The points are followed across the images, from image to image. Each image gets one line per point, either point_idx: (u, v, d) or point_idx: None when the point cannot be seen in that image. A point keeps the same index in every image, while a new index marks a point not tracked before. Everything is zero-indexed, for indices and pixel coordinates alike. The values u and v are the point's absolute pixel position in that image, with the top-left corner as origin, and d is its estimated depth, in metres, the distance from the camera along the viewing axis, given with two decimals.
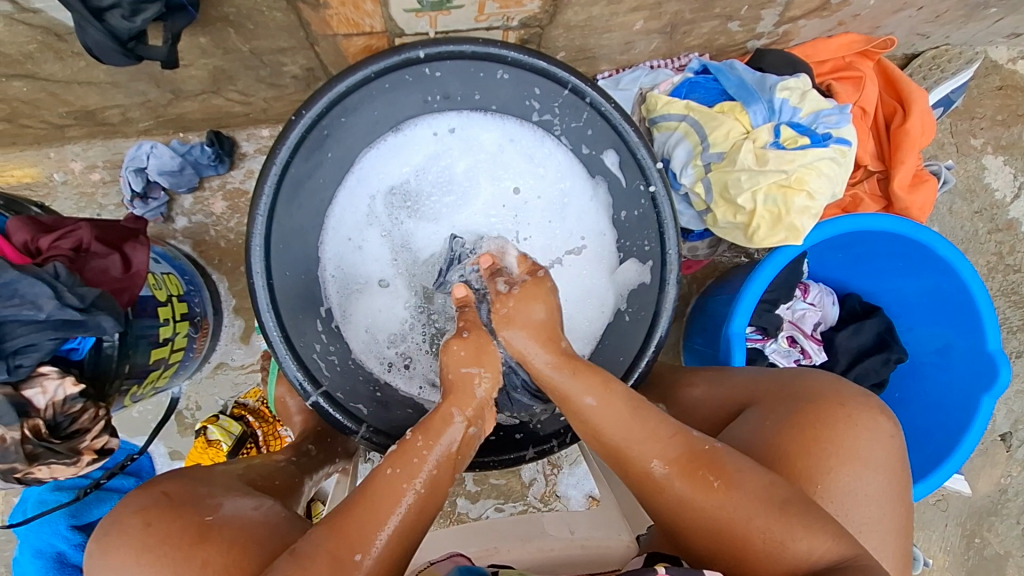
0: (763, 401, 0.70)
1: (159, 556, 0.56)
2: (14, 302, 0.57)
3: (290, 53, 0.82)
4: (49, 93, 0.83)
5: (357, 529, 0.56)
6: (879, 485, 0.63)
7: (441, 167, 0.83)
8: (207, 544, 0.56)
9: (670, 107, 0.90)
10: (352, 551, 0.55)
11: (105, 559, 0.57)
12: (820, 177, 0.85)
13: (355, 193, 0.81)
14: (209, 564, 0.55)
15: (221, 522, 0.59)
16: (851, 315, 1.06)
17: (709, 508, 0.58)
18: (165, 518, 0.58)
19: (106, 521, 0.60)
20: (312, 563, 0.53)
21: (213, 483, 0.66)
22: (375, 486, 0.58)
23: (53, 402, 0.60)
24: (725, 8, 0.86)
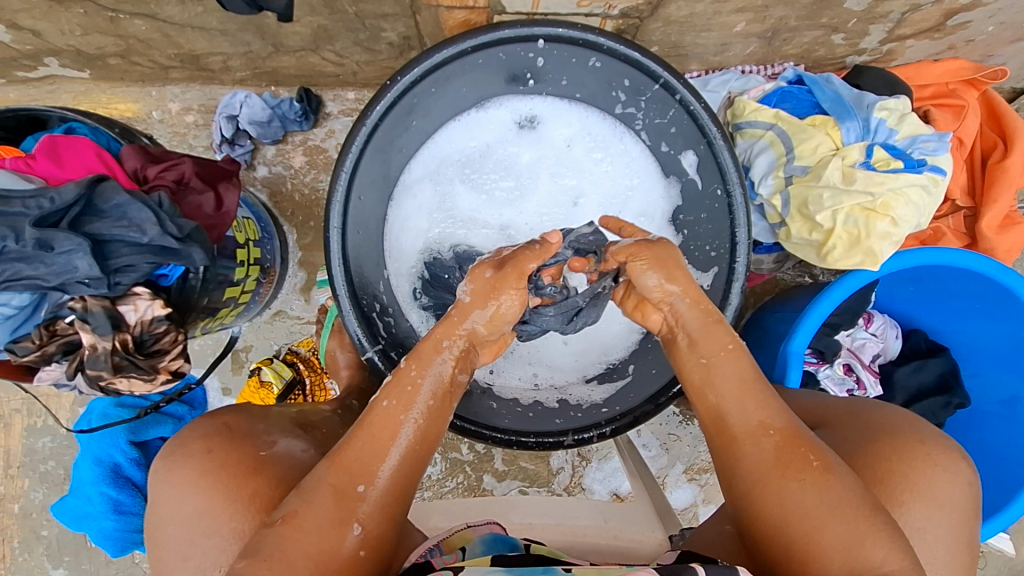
0: (835, 425, 0.67)
1: (215, 481, 0.58)
2: (123, 223, 0.61)
3: (391, 19, 0.85)
4: (164, 34, 0.88)
5: (357, 461, 0.55)
6: (950, 527, 0.60)
7: (512, 143, 0.87)
8: (260, 476, 0.59)
9: (758, 114, 0.88)
10: (355, 483, 0.55)
11: (168, 475, 0.60)
12: (907, 205, 0.82)
13: (428, 159, 0.86)
14: (257, 497, 0.57)
15: (274, 458, 0.61)
16: (914, 352, 1.02)
17: (790, 491, 0.55)
18: (225, 446, 0.61)
19: (174, 442, 0.63)
20: (316, 497, 0.53)
21: (270, 420, 0.69)
22: (370, 417, 0.58)
23: (142, 320, 0.65)
24: (833, 18, 0.83)
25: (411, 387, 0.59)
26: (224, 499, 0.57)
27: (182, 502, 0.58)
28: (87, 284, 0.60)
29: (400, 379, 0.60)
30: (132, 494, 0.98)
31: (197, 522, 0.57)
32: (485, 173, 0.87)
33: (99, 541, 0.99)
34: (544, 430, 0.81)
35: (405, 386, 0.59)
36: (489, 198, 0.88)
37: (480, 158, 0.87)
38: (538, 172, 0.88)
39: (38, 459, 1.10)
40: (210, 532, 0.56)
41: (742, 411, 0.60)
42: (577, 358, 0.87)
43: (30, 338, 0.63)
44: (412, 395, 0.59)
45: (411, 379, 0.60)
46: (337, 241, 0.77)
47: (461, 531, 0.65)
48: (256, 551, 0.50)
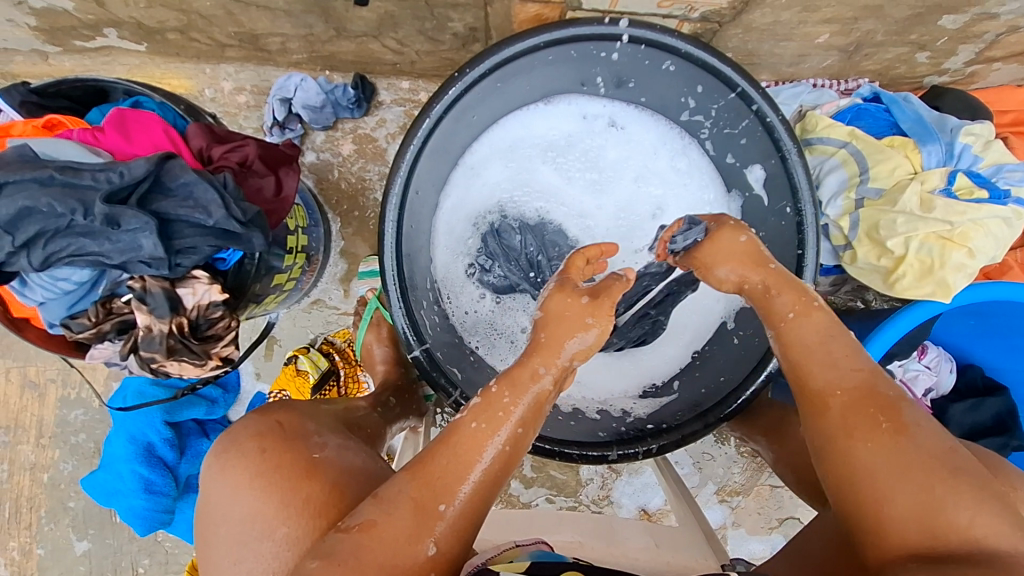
0: None
1: (271, 483, 0.56)
2: (189, 204, 0.59)
3: (462, 9, 0.83)
4: (227, 12, 0.86)
5: (441, 477, 0.53)
6: None
7: (596, 140, 0.88)
8: (314, 480, 0.56)
9: (832, 130, 0.84)
10: (436, 500, 0.52)
11: (221, 474, 0.59)
12: (986, 237, 0.79)
13: (505, 148, 0.87)
14: (310, 501, 0.55)
15: (327, 461, 0.59)
16: (969, 388, 0.98)
17: (865, 448, 0.52)
18: (279, 448, 0.59)
19: (226, 439, 0.62)
20: (396, 508, 0.51)
21: (320, 419, 0.67)
22: (459, 436, 0.55)
23: (199, 304, 0.63)
24: (922, 35, 0.80)
25: (502, 412, 0.56)
26: (279, 503, 0.55)
27: (236, 503, 0.56)
28: (148, 265, 0.59)
29: (491, 403, 0.57)
30: (163, 474, 0.97)
31: (252, 525, 0.54)
32: (571, 165, 0.89)
33: (129, 520, 0.98)
34: (587, 442, 0.77)
35: (496, 408, 0.56)
36: (570, 191, 0.90)
37: (562, 151, 0.88)
38: (620, 172, 0.88)
39: (69, 431, 1.10)
40: (264, 536, 0.54)
41: (825, 369, 0.56)
42: (618, 373, 0.86)
43: (87, 315, 0.62)
44: (501, 418, 0.56)
45: (502, 405, 0.57)
46: (393, 234, 0.74)
47: (508, 550, 0.62)
48: (330, 553, 0.49)
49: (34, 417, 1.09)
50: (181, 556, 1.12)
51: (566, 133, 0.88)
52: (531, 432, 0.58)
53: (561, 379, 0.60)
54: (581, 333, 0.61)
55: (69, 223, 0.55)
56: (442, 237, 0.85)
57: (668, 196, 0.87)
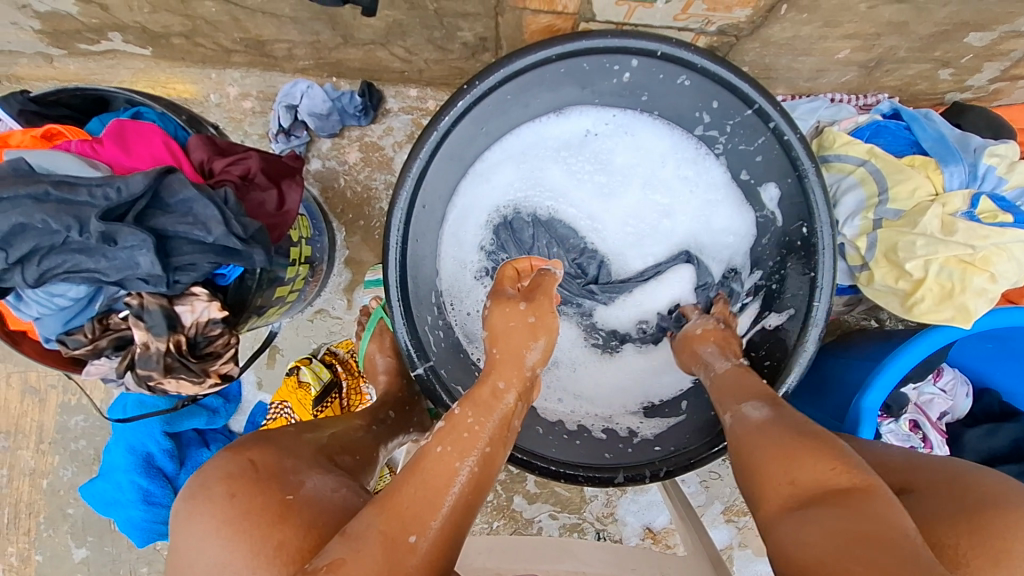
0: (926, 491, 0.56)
1: (238, 530, 0.51)
2: (188, 220, 0.57)
3: (472, 19, 0.81)
4: (233, 18, 0.85)
5: (409, 508, 0.50)
6: None
7: (609, 147, 0.84)
8: (287, 524, 0.51)
9: (851, 148, 0.82)
10: (406, 532, 0.48)
11: (188, 521, 0.53)
12: (1009, 261, 0.76)
13: (513, 156, 0.83)
14: (283, 547, 0.50)
15: (302, 502, 0.54)
16: (986, 414, 0.96)
17: (747, 439, 0.59)
18: (249, 490, 0.53)
19: (195, 481, 0.56)
20: (364, 545, 0.47)
21: (296, 452, 0.62)
22: (425, 464, 0.53)
23: (197, 321, 0.62)
24: (947, 52, 0.78)
25: (468, 433, 0.55)
26: (249, 552, 0.49)
27: (203, 551, 0.51)
28: (146, 282, 0.57)
29: (457, 429, 0.56)
30: (162, 485, 0.96)
31: (221, 575, 0.49)
32: (588, 175, 0.86)
33: (127, 530, 0.97)
34: (592, 464, 0.75)
35: (460, 432, 0.55)
36: (579, 197, 0.86)
37: (571, 157, 0.85)
38: (630, 179, 0.85)
39: (69, 437, 1.09)
40: None
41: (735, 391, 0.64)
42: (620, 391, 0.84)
43: (83, 331, 0.61)
44: (466, 441, 0.55)
45: (468, 427, 0.56)
46: (397, 251, 0.73)
47: None
48: None
49: (34, 422, 1.08)
50: None
51: (577, 140, 0.84)
52: (500, 453, 0.57)
53: (526, 395, 0.61)
54: (535, 342, 0.62)
55: (64, 240, 0.54)
56: (448, 247, 0.82)
57: (678, 207, 0.85)
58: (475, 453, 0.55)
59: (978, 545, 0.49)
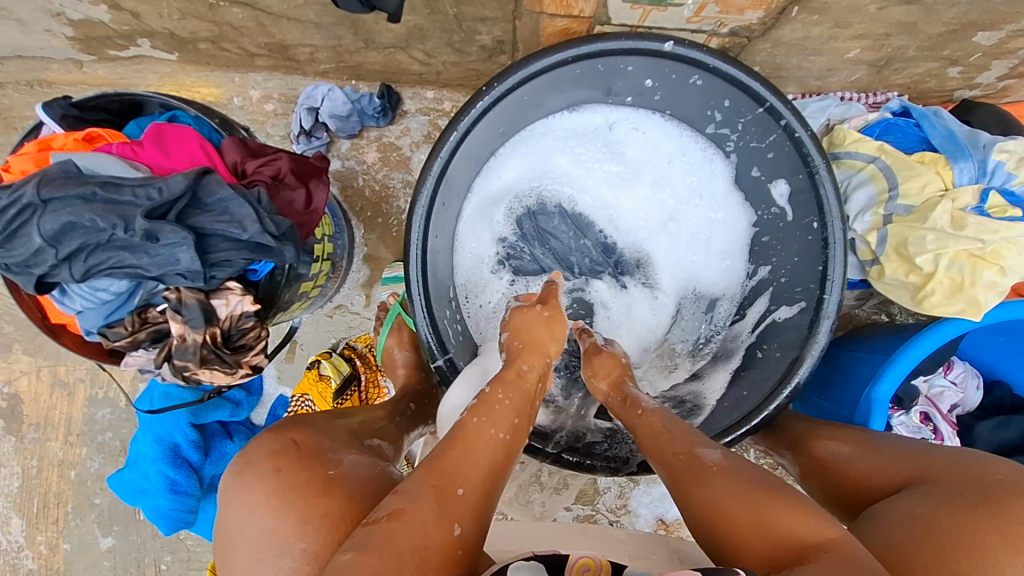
0: (925, 481, 0.59)
1: (285, 502, 0.56)
2: (224, 219, 0.60)
3: (490, 23, 0.83)
4: (258, 23, 0.88)
5: (455, 467, 0.56)
6: None
7: (621, 144, 0.88)
8: (330, 496, 0.56)
9: (861, 145, 0.84)
10: (453, 485, 0.54)
11: (238, 494, 0.58)
12: (1019, 255, 0.78)
13: (530, 152, 0.87)
14: (327, 517, 0.55)
15: (342, 477, 0.59)
16: (996, 406, 0.97)
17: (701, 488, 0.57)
18: (294, 466, 0.59)
19: (240, 461, 0.61)
20: (418, 496, 0.52)
21: (333, 435, 0.67)
22: (463, 434, 0.59)
23: (231, 314, 0.65)
24: (956, 51, 0.79)
25: (499, 405, 0.62)
26: (296, 520, 0.54)
27: (252, 522, 0.56)
28: (184, 277, 0.60)
29: (489, 403, 0.62)
30: (188, 475, 0.99)
31: (269, 543, 0.55)
32: (599, 166, 0.90)
33: (154, 518, 1.00)
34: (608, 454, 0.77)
35: (493, 404, 0.62)
36: (591, 188, 0.92)
37: (587, 151, 0.89)
38: (640, 173, 0.89)
39: (96, 429, 1.12)
40: (283, 552, 0.53)
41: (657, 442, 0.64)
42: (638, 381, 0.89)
43: (123, 324, 0.64)
44: (498, 411, 0.62)
45: (495, 400, 0.63)
46: (420, 248, 0.76)
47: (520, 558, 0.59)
48: (365, 544, 0.48)
49: (63, 415, 1.12)
50: (202, 555, 1.14)
51: (591, 136, 0.88)
52: (526, 423, 0.64)
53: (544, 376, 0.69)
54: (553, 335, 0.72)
55: (110, 237, 0.57)
56: (467, 240, 0.86)
57: (689, 203, 0.88)
58: (509, 424, 0.62)
59: (996, 528, 0.50)
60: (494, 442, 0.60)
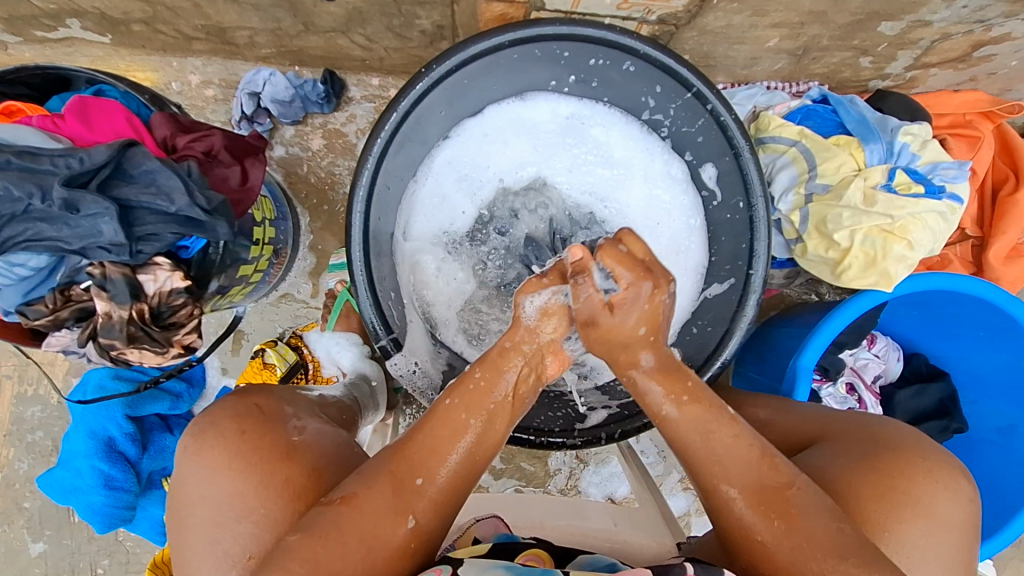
0: (833, 439, 0.66)
1: (246, 465, 0.56)
2: (151, 190, 0.59)
3: (428, 6, 0.84)
4: (194, 4, 0.87)
5: (419, 453, 0.54)
6: (946, 547, 0.58)
7: (595, 140, 0.88)
8: (294, 462, 0.57)
9: (783, 130, 0.89)
10: (413, 475, 0.53)
11: (198, 456, 0.58)
12: (924, 230, 0.84)
13: (498, 142, 0.88)
14: (290, 482, 0.56)
15: (305, 445, 0.59)
16: (914, 375, 1.03)
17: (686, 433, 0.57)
18: (259, 429, 0.59)
19: (203, 419, 0.60)
20: (375, 482, 0.52)
21: (299, 403, 0.66)
22: (434, 415, 0.55)
23: (161, 291, 0.64)
24: (864, 40, 0.85)
25: (476, 388, 0.56)
26: (258, 483, 0.55)
27: (214, 485, 0.56)
28: (108, 250, 0.59)
29: (466, 383, 0.56)
30: (124, 470, 0.95)
31: (229, 506, 0.55)
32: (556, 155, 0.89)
33: (87, 516, 0.97)
34: (545, 428, 0.73)
35: (469, 385, 0.56)
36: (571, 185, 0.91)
37: (560, 147, 0.89)
38: (624, 172, 0.88)
39: (26, 428, 1.07)
40: (242, 516, 0.54)
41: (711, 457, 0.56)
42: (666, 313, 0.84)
43: (44, 302, 0.62)
44: (473, 393, 0.56)
45: (477, 381, 0.56)
46: (360, 225, 0.75)
47: (468, 528, 0.66)
48: (311, 526, 0.50)
49: None
50: (142, 555, 1.10)
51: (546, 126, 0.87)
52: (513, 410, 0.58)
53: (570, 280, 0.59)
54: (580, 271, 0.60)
55: (27, 208, 0.56)
56: (434, 226, 0.87)
57: (665, 202, 0.86)
58: (485, 409, 0.56)
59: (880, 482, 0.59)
60: (464, 429, 0.55)
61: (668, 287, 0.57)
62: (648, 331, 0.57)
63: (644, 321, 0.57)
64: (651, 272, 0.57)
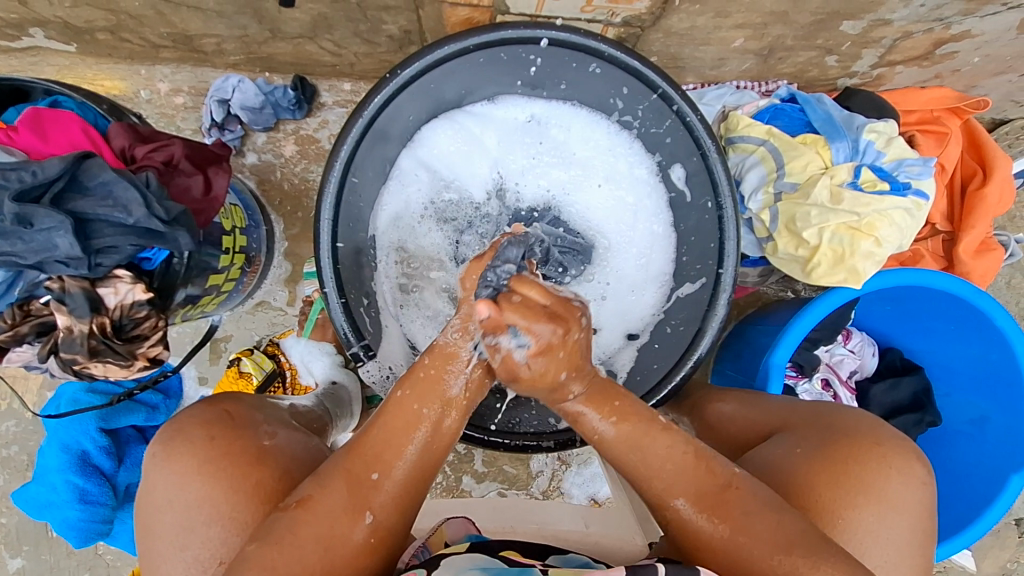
0: (795, 428, 0.67)
1: (216, 469, 0.56)
2: (108, 203, 0.59)
3: (393, 12, 0.84)
4: (157, 12, 0.86)
5: (373, 449, 0.53)
6: (903, 529, 0.59)
7: (558, 141, 0.83)
8: (266, 466, 0.56)
9: (751, 129, 0.89)
10: (368, 470, 0.52)
11: (160, 466, 0.57)
12: (891, 227, 0.84)
13: (461, 145, 0.82)
14: (261, 485, 0.55)
15: (276, 448, 0.59)
16: (889, 369, 1.04)
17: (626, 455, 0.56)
18: (227, 434, 0.58)
19: (171, 426, 0.59)
20: (330, 482, 0.52)
21: (269, 411, 0.65)
22: (387, 408, 0.54)
23: (122, 304, 0.63)
24: (828, 40, 0.86)
25: (427, 377, 0.54)
26: (228, 488, 0.55)
27: (182, 489, 0.56)
28: (66, 264, 0.58)
29: (416, 371, 0.55)
30: (99, 483, 0.94)
31: (199, 509, 0.55)
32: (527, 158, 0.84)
33: (63, 531, 0.95)
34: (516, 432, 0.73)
35: (419, 375, 0.54)
36: (534, 188, 0.84)
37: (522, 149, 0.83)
38: (587, 173, 0.83)
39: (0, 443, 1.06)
40: (213, 520, 0.54)
41: (656, 461, 0.56)
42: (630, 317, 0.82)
43: (2, 317, 0.61)
44: (425, 382, 0.54)
45: (427, 369, 0.55)
46: (328, 231, 0.73)
47: (438, 529, 0.65)
48: (266, 534, 0.50)
49: None
50: (123, 569, 1.08)
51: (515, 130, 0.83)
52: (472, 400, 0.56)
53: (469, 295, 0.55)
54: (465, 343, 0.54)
55: None
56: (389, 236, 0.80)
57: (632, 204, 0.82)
58: (439, 399, 0.54)
59: (834, 468, 0.60)
60: (418, 421, 0.54)
61: (581, 327, 0.51)
62: (568, 371, 0.52)
63: (566, 366, 0.52)
64: (563, 317, 0.51)
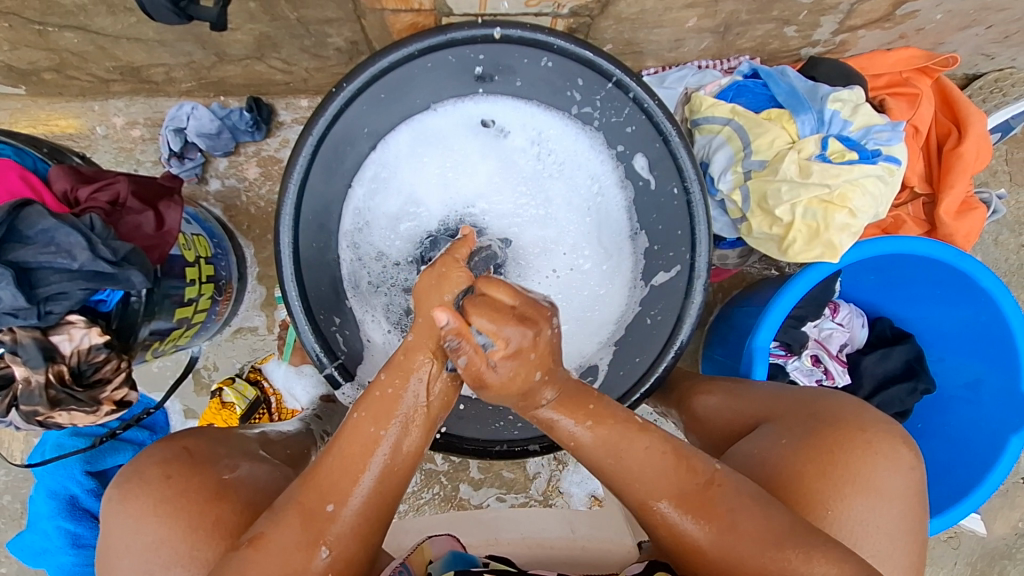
0: (779, 418, 0.65)
1: (176, 509, 0.54)
2: (50, 249, 0.58)
3: (336, 24, 0.83)
4: (98, 47, 0.84)
5: (329, 478, 0.51)
6: (892, 517, 0.58)
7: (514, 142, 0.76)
8: (225, 501, 0.55)
9: (715, 109, 0.87)
10: (323, 501, 0.51)
11: (123, 506, 0.56)
12: (864, 196, 0.82)
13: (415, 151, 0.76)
14: (221, 521, 0.54)
15: (239, 481, 0.57)
16: (880, 340, 1.02)
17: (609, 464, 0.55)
18: (186, 471, 0.57)
19: (129, 468, 0.59)
20: (283, 517, 0.51)
21: (234, 442, 0.63)
22: (343, 432, 0.52)
23: (79, 350, 0.62)
24: (784, 11, 0.84)
25: (381, 396, 0.52)
26: (186, 527, 0.54)
27: (139, 532, 0.55)
28: (14, 315, 0.57)
29: (372, 392, 0.52)
30: (90, 526, 0.94)
31: (157, 551, 0.54)
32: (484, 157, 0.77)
33: None
34: (498, 440, 0.69)
35: (375, 393, 0.52)
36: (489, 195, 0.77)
37: (479, 166, 0.77)
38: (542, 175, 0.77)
39: None
40: (171, 562, 0.53)
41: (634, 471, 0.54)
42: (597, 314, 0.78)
43: None
44: (379, 401, 0.52)
45: (383, 386, 0.53)
46: (289, 256, 0.69)
47: (422, 546, 0.64)
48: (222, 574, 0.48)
49: None
50: None
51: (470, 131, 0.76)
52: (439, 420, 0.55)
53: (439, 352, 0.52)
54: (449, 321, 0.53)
55: None
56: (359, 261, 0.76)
57: (609, 211, 0.77)
58: (395, 418, 0.52)
59: (812, 460, 0.59)
60: (375, 443, 0.51)
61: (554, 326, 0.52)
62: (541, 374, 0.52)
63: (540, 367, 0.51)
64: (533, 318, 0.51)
